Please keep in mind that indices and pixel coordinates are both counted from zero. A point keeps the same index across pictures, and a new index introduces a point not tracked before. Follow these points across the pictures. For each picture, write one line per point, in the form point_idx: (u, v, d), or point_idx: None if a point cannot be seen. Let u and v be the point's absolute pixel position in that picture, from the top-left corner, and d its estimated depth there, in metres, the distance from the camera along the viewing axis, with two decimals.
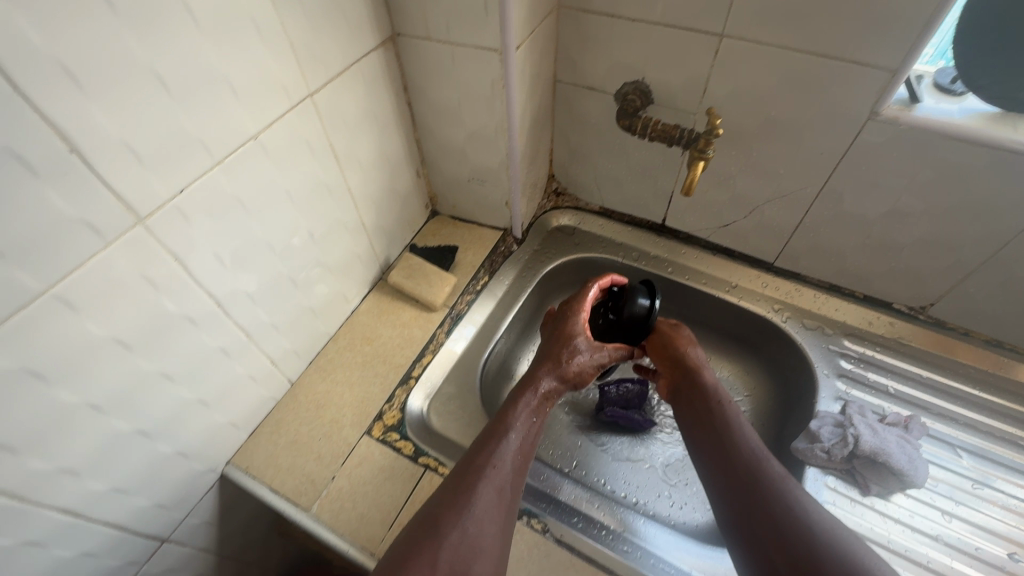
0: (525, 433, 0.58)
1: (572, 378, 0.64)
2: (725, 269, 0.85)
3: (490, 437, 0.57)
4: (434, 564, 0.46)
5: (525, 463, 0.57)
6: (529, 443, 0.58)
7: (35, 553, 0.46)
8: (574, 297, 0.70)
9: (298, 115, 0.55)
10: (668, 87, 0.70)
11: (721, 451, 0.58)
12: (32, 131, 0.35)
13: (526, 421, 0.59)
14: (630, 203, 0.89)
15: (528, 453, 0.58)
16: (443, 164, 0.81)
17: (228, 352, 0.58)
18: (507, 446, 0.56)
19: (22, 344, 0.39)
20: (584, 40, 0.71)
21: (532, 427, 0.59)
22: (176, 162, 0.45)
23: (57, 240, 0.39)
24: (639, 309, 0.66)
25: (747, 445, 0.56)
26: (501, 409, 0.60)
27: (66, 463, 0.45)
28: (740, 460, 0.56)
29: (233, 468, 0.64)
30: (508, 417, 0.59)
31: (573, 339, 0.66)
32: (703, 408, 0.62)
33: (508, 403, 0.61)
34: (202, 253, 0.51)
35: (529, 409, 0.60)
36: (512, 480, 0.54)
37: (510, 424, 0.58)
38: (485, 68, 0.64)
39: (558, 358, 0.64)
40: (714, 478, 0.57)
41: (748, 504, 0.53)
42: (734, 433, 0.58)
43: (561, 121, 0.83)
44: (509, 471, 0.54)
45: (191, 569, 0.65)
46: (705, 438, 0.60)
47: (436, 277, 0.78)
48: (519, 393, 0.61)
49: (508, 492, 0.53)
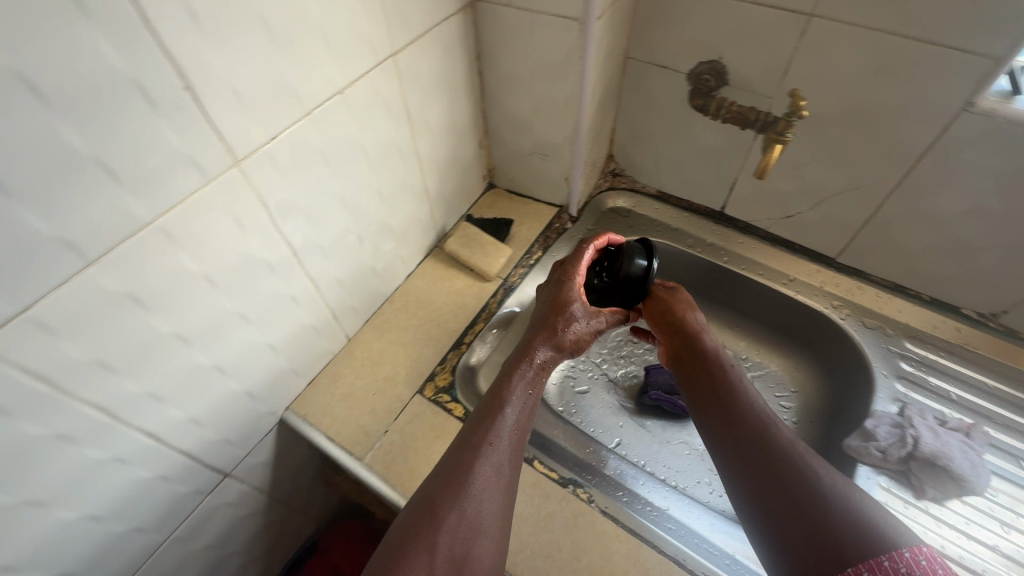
0: (524, 407, 0.54)
1: (567, 348, 0.60)
2: (784, 262, 0.83)
3: (486, 414, 0.53)
4: (432, 549, 0.44)
5: (524, 438, 0.53)
6: (528, 415, 0.54)
7: (121, 470, 0.49)
8: (569, 260, 0.65)
9: (380, 73, 0.56)
10: (746, 67, 0.68)
11: (734, 432, 0.54)
12: (156, 64, 0.37)
13: (522, 396, 0.55)
14: (689, 188, 0.88)
15: (527, 428, 0.54)
16: (506, 136, 0.81)
17: (297, 301, 0.60)
18: (505, 423, 0.52)
19: (127, 269, 0.41)
20: (662, 16, 0.70)
21: (530, 399, 0.55)
22: (271, 108, 0.46)
23: (167, 174, 0.41)
24: (637, 269, 0.61)
25: (761, 421, 0.53)
26: (495, 385, 0.56)
27: (154, 388, 0.48)
28: (753, 437, 0.53)
29: (292, 414, 0.66)
30: (504, 392, 0.55)
31: (569, 305, 0.61)
32: (711, 381, 0.59)
33: (502, 377, 0.56)
34: (285, 200, 0.52)
35: (525, 381, 0.56)
36: (512, 455, 0.51)
37: (506, 399, 0.54)
38: (564, 37, 0.63)
39: (553, 327, 0.59)
40: (728, 462, 0.54)
41: (765, 487, 0.49)
42: (747, 410, 0.55)
43: (627, 100, 0.82)
44: (507, 446, 0.51)
45: (246, 506, 0.69)
46: (718, 418, 0.57)
47: (493, 249, 0.79)
48: (516, 366, 0.57)
49: (507, 468, 0.50)
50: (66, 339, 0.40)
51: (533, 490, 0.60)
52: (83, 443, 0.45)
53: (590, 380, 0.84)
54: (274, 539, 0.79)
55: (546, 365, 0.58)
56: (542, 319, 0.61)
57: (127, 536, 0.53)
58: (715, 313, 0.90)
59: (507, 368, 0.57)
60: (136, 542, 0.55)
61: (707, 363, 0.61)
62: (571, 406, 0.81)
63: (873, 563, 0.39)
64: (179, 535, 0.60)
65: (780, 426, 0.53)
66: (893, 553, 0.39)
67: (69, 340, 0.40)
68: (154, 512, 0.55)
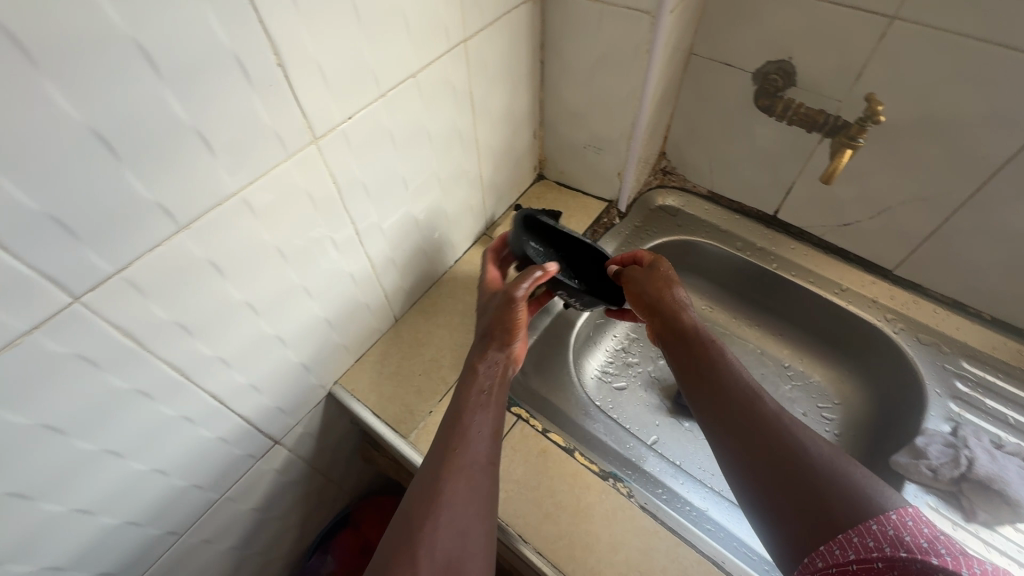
0: (485, 411, 0.54)
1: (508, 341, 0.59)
2: (836, 270, 0.81)
3: (448, 427, 0.52)
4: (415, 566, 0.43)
5: (495, 440, 0.53)
6: (493, 418, 0.54)
7: (188, 429, 0.51)
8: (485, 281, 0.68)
9: (451, 58, 0.57)
10: (817, 68, 0.66)
11: (721, 412, 0.54)
12: (256, 40, 0.38)
13: (479, 402, 0.54)
14: (743, 190, 0.86)
15: (498, 434, 0.53)
16: (562, 128, 0.81)
17: (355, 278, 0.62)
18: (472, 430, 0.52)
19: (212, 235, 0.43)
20: (734, 12, 0.68)
21: (488, 399, 0.55)
22: (351, 89, 0.48)
23: (253, 147, 0.42)
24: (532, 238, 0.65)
25: (746, 393, 0.53)
26: (453, 398, 0.55)
27: (223, 353, 0.50)
28: (741, 420, 0.52)
29: (341, 388, 0.68)
30: (464, 402, 0.54)
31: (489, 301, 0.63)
32: (694, 355, 0.59)
33: (457, 392, 0.56)
34: (353, 179, 0.54)
35: (481, 390, 0.55)
36: (483, 457, 0.51)
37: (467, 407, 0.53)
38: (632, 29, 0.63)
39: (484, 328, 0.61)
40: (720, 441, 0.53)
41: (757, 464, 0.49)
42: (731, 384, 0.55)
43: (686, 97, 0.81)
44: (476, 452, 0.51)
45: (291, 473, 0.71)
46: (703, 394, 0.56)
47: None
48: (471, 376, 0.56)
49: (480, 473, 0.50)
50: (153, 299, 0.41)
51: (574, 481, 0.61)
52: (158, 400, 0.47)
53: (628, 377, 0.84)
54: (312, 509, 0.81)
55: (498, 369, 0.57)
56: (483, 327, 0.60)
57: (187, 493, 0.56)
58: (759, 319, 0.89)
59: (459, 383, 0.56)
60: (194, 499, 0.57)
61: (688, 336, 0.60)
62: (608, 401, 0.81)
63: (862, 529, 0.42)
64: (231, 496, 0.62)
65: (762, 395, 0.53)
66: (882, 517, 0.42)
67: (155, 301, 0.42)
68: (212, 471, 0.57)
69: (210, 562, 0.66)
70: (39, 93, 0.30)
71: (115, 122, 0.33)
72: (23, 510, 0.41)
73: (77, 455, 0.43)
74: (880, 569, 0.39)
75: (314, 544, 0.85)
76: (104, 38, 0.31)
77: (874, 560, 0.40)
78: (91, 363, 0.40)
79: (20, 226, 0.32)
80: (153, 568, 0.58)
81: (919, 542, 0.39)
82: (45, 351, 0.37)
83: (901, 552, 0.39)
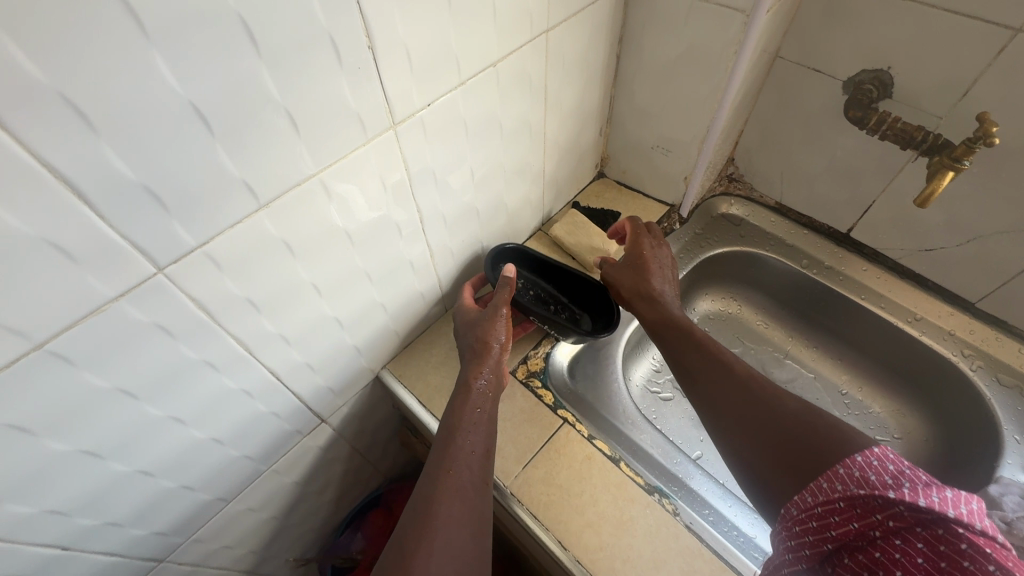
0: (478, 430, 0.55)
1: (494, 353, 0.61)
2: (911, 297, 0.76)
3: (442, 446, 0.53)
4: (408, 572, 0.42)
5: (486, 461, 0.53)
6: (486, 436, 0.55)
7: (245, 402, 0.52)
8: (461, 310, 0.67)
9: (532, 48, 0.55)
10: (919, 80, 0.61)
11: (709, 401, 0.52)
12: (352, 21, 0.37)
13: (473, 421, 0.55)
14: (815, 204, 0.82)
15: (489, 455, 0.54)
16: (630, 126, 0.78)
17: (414, 266, 0.61)
18: (465, 449, 0.52)
19: (289, 214, 0.43)
20: (831, 14, 0.64)
21: (483, 418, 0.56)
22: (433, 76, 0.47)
23: (336, 129, 0.42)
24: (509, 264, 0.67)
25: (728, 371, 0.52)
26: (446, 418, 0.56)
27: (285, 330, 0.50)
28: (732, 399, 0.50)
29: (388, 373, 0.69)
30: (457, 421, 0.55)
31: (469, 320, 0.65)
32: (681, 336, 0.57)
33: (450, 410, 0.57)
34: (425, 167, 0.53)
35: (476, 410, 0.56)
36: (477, 477, 0.51)
37: (460, 425, 0.54)
38: (721, 28, 0.59)
39: (466, 346, 0.62)
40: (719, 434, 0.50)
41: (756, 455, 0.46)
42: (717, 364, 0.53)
43: (765, 103, 0.77)
44: (468, 471, 0.51)
45: (332, 452, 0.72)
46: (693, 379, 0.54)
47: (599, 239, 0.76)
48: (465, 394, 0.57)
49: (472, 491, 0.50)
50: (228, 274, 0.42)
51: (618, 492, 0.59)
52: (223, 372, 0.47)
53: (675, 389, 0.82)
54: (348, 486, 0.82)
55: (491, 387, 0.59)
56: (470, 344, 0.62)
57: (237, 463, 0.57)
58: (819, 341, 0.85)
59: (452, 403, 0.57)
60: (243, 469, 0.58)
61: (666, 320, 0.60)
62: (652, 410, 0.79)
63: (830, 474, 0.41)
64: (276, 469, 0.63)
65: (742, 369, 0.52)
66: (848, 459, 0.40)
67: (229, 275, 0.42)
68: (262, 444, 0.58)
69: (251, 530, 0.67)
70: (148, 66, 0.30)
71: (213, 97, 0.33)
72: (93, 467, 0.43)
73: (144, 419, 0.44)
74: (843, 509, 0.38)
75: (346, 521, 0.86)
76: (212, 10, 0.30)
77: (836, 500, 0.39)
78: (165, 332, 0.40)
79: (117, 195, 0.32)
80: (200, 532, 0.59)
81: (883, 479, 0.38)
82: (126, 317, 0.37)
83: (863, 491, 0.38)
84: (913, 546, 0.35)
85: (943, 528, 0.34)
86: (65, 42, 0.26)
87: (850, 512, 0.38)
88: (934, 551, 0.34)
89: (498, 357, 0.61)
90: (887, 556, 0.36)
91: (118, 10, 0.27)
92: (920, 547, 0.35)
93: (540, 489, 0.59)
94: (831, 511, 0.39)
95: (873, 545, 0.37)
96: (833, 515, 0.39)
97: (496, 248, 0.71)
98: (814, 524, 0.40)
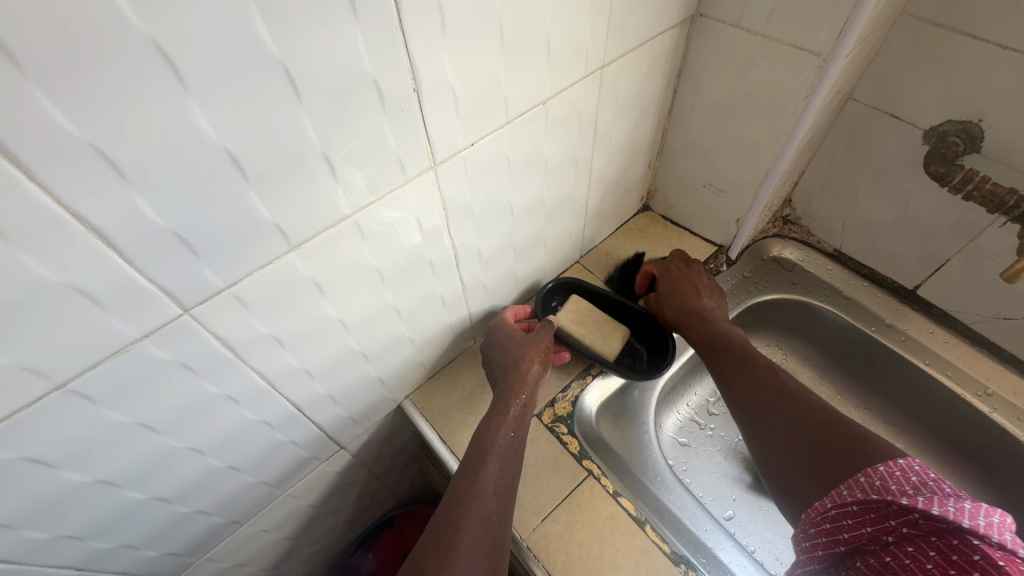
0: (507, 456, 0.53)
1: (533, 377, 0.59)
2: (982, 367, 0.69)
3: (468, 469, 0.50)
4: None
5: (509, 490, 0.51)
6: (512, 465, 0.52)
7: (265, 432, 0.51)
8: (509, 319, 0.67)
9: (585, 85, 0.52)
10: (1015, 136, 0.55)
11: (771, 420, 0.52)
12: (394, 63, 0.35)
13: (500, 453, 0.52)
14: (879, 256, 0.76)
15: (511, 485, 0.51)
16: (682, 162, 0.74)
17: (445, 300, 0.59)
18: (486, 481, 0.49)
19: (322, 257, 0.42)
20: (916, 59, 0.59)
21: (514, 445, 0.54)
22: (480, 118, 0.45)
23: (376, 172, 0.40)
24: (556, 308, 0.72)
25: (781, 385, 0.54)
26: (475, 440, 0.53)
27: (310, 365, 0.49)
28: (802, 445, 0.48)
29: (410, 403, 0.67)
30: (489, 444, 0.52)
31: (510, 340, 0.63)
32: (752, 371, 0.57)
33: (483, 430, 0.54)
34: (464, 205, 0.50)
35: (509, 431, 0.54)
36: (496, 510, 0.48)
37: (490, 449, 0.52)
38: (793, 69, 0.55)
39: (505, 366, 0.61)
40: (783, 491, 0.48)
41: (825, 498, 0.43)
42: (779, 387, 0.54)
43: (832, 146, 0.71)
44: (493, 502, 0.48)
45: (349, 476, 0.71)
46: (754, 400, 0.55)
47: (610, 327, 0.68)
48: (499, 419, 0.55)
49: (493, 521, 0.47)
50: (254, 314, 0.40)
51: (641, 559, 0.55)
52: (243, 405, 0.46)
53: (707, 441, 0.77)
54: (362, 506, 0.81)
55: (524, 416, 0.57)
56: (510, 364, 0.60)
57: (253, 488, 0.56)
58: (869, 404, 0.78)
59: (485, 422, 0.55)
60: (258, 494, 0.58)
61: (713, 330, 0.63)
62: (681, 461, 0.74)
63: (851, 482, 0.42)
64: (292, 493, 0.63)
65: (798, 389, 0.54)
66: (869, 469, 0.41)
67: (256, 314, 0.41)
68: (279, 470, 0.57)
69: (264, 549, 0.67)
70: (182, 113, 0.28)
71: (249, 147, 0.32)
72: (111, 495, 0.42)
73: (165, 450, 0.43)
74: (856, 513, 0.40)
75: (358, 540, 0.85)
76: (257, 64, 0.29)
77: (849, 504, 0.40)
78: (189, 370, 0.39)
79: (146, 241, 0.31)
80: (212, 551, 0.59)
81: (900, 488, 0.38)
82: (149, 357, 0.36)
83: (877, 497, 0.39)
84: (924, 553, 0.36)
85: (957, 539, 0.35)
86: (103, 100, 0.26)
87: (863, 517, 0.39)
88: (946, 560, 0.35)
89: (536, 381, 0.59)
90: (897, 561, 0.37)
91: (154, 59, 0.26)
92: (932, 555, 0.35)
93: (558, 546, 0.56)
94: (845, 514, 0.40)
95: (884, 550, 0.38)
96: (845, 518, 0.40)
97: (557, 280, 0.74)
98: (827, 527, 0.41)
